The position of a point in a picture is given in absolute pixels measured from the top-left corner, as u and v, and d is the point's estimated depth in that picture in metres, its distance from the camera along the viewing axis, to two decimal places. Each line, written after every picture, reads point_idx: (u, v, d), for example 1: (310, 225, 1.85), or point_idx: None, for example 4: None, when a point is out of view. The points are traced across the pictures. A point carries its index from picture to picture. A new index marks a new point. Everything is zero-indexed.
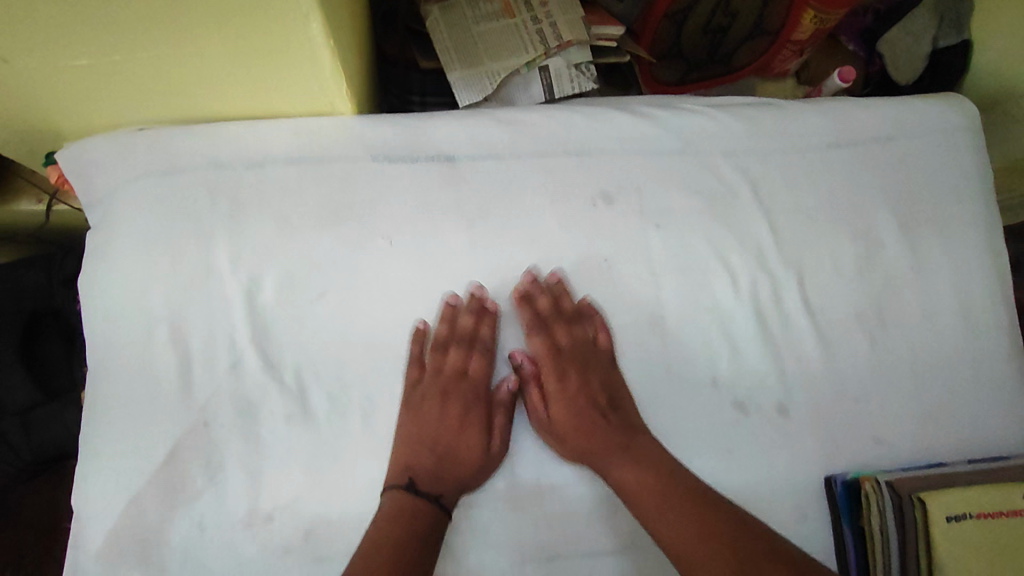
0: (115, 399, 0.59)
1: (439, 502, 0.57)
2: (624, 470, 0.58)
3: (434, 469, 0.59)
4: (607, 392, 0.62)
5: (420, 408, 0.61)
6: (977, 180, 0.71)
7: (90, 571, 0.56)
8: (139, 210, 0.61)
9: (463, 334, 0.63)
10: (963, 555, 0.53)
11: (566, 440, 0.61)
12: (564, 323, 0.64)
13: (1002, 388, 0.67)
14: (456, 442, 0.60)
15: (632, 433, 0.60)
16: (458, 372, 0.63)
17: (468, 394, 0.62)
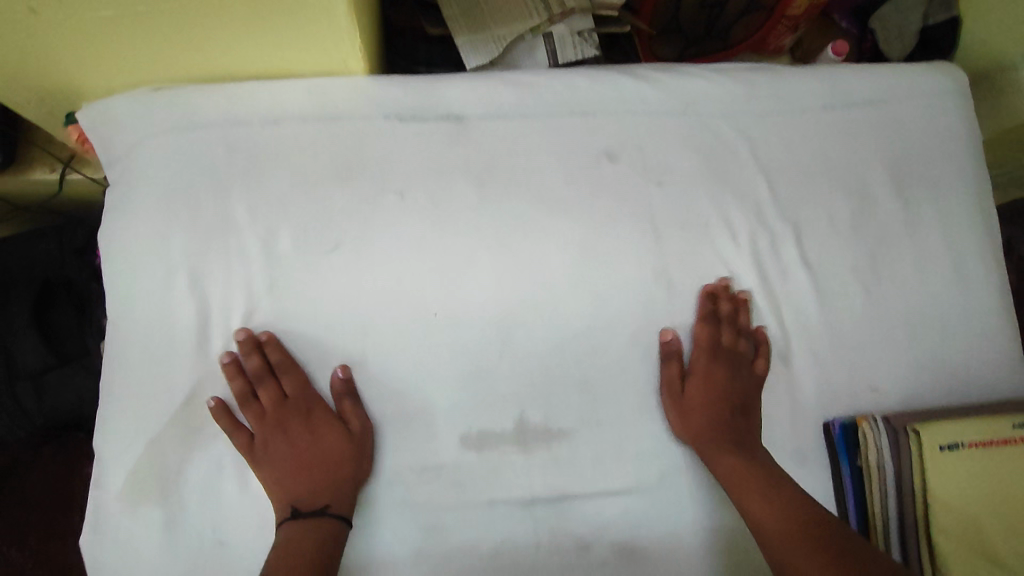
0: (131, 347, 0.60)
1: (327, 512, 0.58)
2: (731, 461, 0.61)
3: (315, 485, 0.59)
4: (742, 397, 0.66)
5: (264, 453, 0.60)
6: (969, 142, 0.74)
7: (114, 508, 0.58)
8: (159, 165, 0.63)
9: (255, 374, 0.60)
10: (956, 483, 0.54)
11: (693, 422, 0.64)
12: (736, 331, 0.67)
13: (989, 339, 0.70)
14: (323, 452, 0.60)
15: (750, 438, 0.64)
16: (274, 404, 0.61)
17: (294, 418, 0.62)
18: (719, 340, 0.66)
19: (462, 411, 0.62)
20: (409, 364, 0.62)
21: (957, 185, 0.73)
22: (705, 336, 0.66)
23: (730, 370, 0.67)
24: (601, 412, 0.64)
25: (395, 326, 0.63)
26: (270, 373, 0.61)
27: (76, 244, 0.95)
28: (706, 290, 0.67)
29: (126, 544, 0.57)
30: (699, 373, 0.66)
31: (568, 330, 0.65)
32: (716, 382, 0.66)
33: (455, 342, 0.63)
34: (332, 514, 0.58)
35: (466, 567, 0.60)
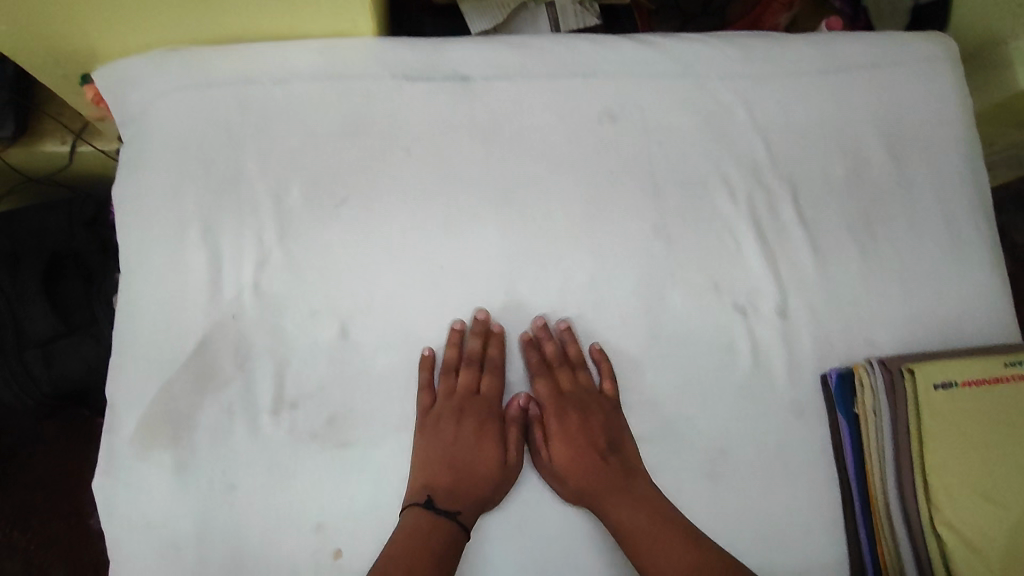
0: (146, 296, 0.62)
1: (458, 519, 0.58)
2: (621, 512, 0.60)
3: (454, 487, 0.59)
4: (607, 434, 0.63)
5: (433, 429, 0.61)
6: (959, 106, 0.76)
7: (125, 452, 0.59)
8: (172, 121, 0.65)
9: (473, 357, 0.64)
10: (949, 420, 0.55)
11: (568, 480, 0.62)
12: (572, 369, 0.65)
13: (980, 294, 0.72)
14: (473, 458, 0.61)
15: (631, 476, 0.62)
16: (470, 390, 0.64)
17: (481, 411, 0.63)
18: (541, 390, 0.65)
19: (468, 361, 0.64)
20: (417, 314, 0.64)
21: (947, 147, 0.75)
22: (545, 388, 0.65)
23: (580, 412, 0.64)
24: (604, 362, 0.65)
25: (405, 277, 0.64)
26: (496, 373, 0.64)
27: (85, 215, 0.96)
28: (528, 335, 0.65)
29: (137, 487, 0.58)
30: (556, 435, 0.63)
31: (572, 284, 0.66)
32: (581, 437, 0.63)
33: (462, 294, 0.65)
34: (462, 520, 0.58)
35: (480, 512, 0.61)
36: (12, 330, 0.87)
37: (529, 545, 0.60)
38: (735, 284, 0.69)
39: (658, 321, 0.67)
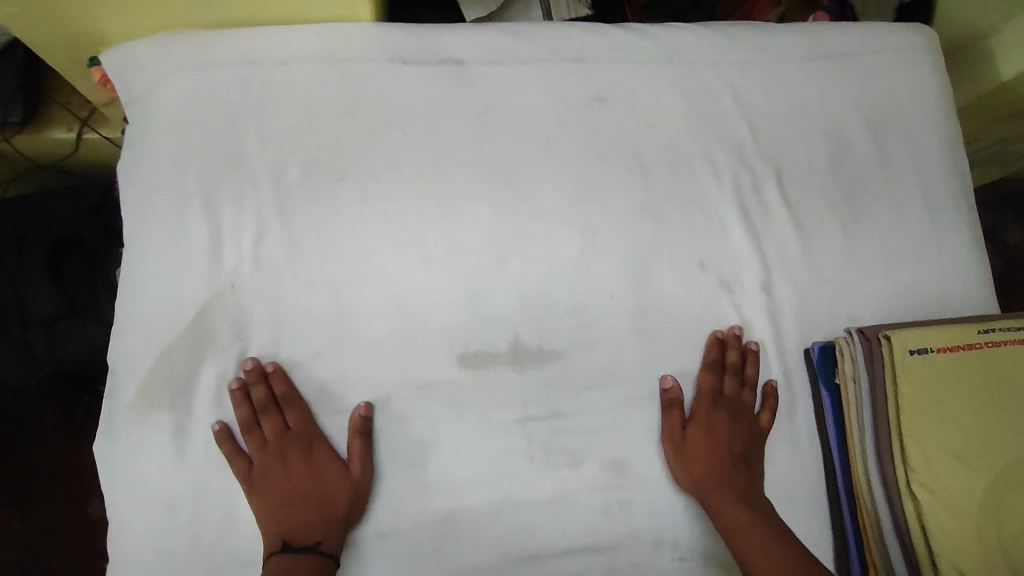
0: (147, 267, 0.64)
1: (320, 552, 0.58)
2: (735, 512, 0.61)
3: (306, 523, 0.59)
4: (745, 448, 0.65)
5: (263, 482, 0.60)
6: (938, 93, 0.79)
7: (126, 415, 0.61)
8: (175, 100, 0.67)
9: (261, 403, 0.61)
10: (925, 384, 0.57)
11: (692, 469, 0.63)
12: (742, 382, 0.67)
13: (960, 272, 0.74)
14: (320, 490, 0.61)
15: (752, 489, 0.63)
16: (278, 433, 0.62)
17: (298, 447, 0.62)
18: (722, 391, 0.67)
19: (459, 332, 0.65)
20: (410, 286, 0.65)
21: (927, 132, 0.78)
22: (708, 383, 0.67)
23: (733, 418, 0.66)
24: (592, 335, 0.67)
25: (398, 250, 0.66)
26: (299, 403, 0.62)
27: (90, 202, 0.99)
28: (715, 337, 0.68)
29: (136, 450, 0.60)
30: (700, 424, 0.65)
31: (561, 259, 0.68)
32: (717, 437, 0.65)
33: (455, 267, 0.66)
34: (321, 553, 0.58)
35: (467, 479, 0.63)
36: (16, 310, 0.89)
37: (513, 511, 0.63)
38: (720, 260, 0.71)
39: (645, 295, 0.69)
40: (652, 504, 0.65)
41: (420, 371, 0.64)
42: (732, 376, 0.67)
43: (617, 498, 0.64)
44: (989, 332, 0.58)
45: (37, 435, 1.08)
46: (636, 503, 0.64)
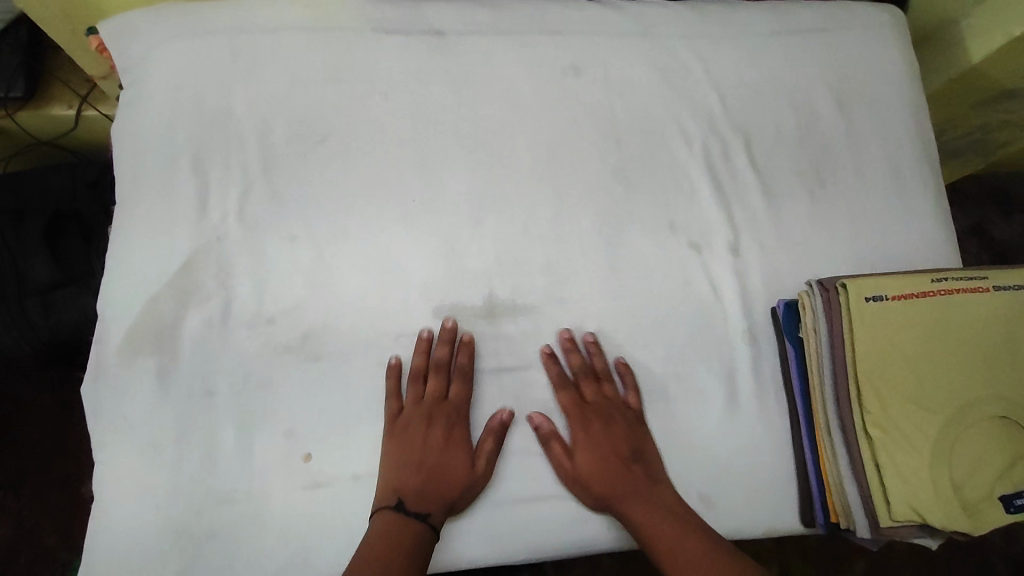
0: (137, 220, 0.66)
1: (428, 521, 0.59)
2: (647, 517, 0.61)
3: (423, 492, 0.61)
4: (631, 444, 0.65)
5: (405, 434, 0.63)
6: (904, 67, 0.82)
7: (112, 360, 0.63)
8: (166, 64, 0.70)
9: (440, 362, 0.65)
10: (879, 328, 0.60)
11: (591, 486, 0.63)
12: (595, 380, 0.67)
13: (924, 236, 0.76)
14: (441, 465, 0.62)
15: (654, 485, 0.63)
16: (437, 398, 0.65)
17: (452, 416, 0.64)
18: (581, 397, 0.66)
19: (436, 287, 0.68)
20: (389, 242, 0.68)
21: (894, 104, 0.81)
22: (564, 398, 0.66)
23: (609, 420, 0.65)
24: (564, 291, 0.70)
25: (379, 208, 0.69)
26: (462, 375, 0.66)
27: (88, 177, 1.02)
28: (544, 350, 0.68)
29: (122, 392, 0.62)
30: (579, 443, 0.64)
31: (536, 219, 0.71)
32: (602, 446, 0.64)
33: (434, 225, 0.69)
34: (430, 523, 0.59)
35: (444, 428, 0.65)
36: (14, 279, 0.92)
37: (488, 459, 0.64)
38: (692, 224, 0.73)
39: (617, 255, 0.71)
40: None
41: (397, 322, 0.67)
42: (566, 378, 0.67)
43: None
44: (941, 280, 0.61)
45: (31, 421, 1.11)
46: None
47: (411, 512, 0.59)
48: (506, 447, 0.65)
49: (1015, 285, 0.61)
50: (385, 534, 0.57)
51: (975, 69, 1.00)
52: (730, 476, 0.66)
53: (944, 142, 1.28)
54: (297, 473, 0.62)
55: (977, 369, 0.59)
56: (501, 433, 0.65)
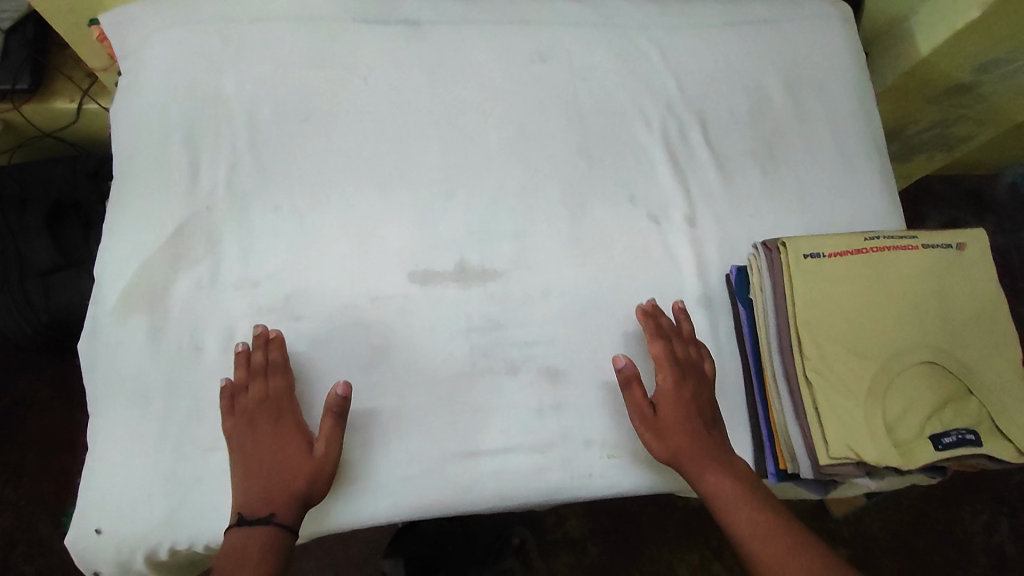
0: (133, 192, 0.72)
1: (272, 521, 0.59)
2: (718, 478, 0.63)
3: (263, 496, 0.60)
4: (710, 408, 0.68)
5: (240, 445, 0.62)
6: (850, 56, 0.89)
7: (107, 319, 0.68)
8: (162, 51, 0.76)
9: (257, 368, 0.65)
10: (815, 282, 0.65)
11: (666, 439, 0.65)
12: (686, 343, 0.70)
13: (869, 209, 0.83)
14: (281, 461, 0.62)
15: (727, 450, 0.66)
16: (262, 399, 0.64)
17: (279, 414, 0.64)
18: (674, 354, 0.69)
19: (409, 254, 0.73)
20: (367, 213, 0.73)
21: (841, 89, 0.87)
22: (660, 352, 0.68)
23: (697, 381, 0.68)
24: (530, 258, 0.75)
25: (358, 182, 0.74)
26: (279, 370, 0.65)
27: (88, 168, 1.05)
28: (642, 308, 0.71)
29: (115, 348, 0.67)
30: (665, 395, 0.66)
31: (504, 192, 0.76)
32: (684, 401, 0.66)
33: (408, 198, 0.74)
34: (275, 524, 0.59)
35: (417, 384, 0.69)
36: (15, 265, 0.98)
37: (460, 412, 0.69)
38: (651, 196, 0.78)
39: (581, 225, 0.76)
40: (583, 408, 0.70)
41: (374, 286, 0.71)
42: (667, 336, 0.70)
43: (552, 401, 0.70)
44: (873, 239, 0.67)
45: (36, 413, 1.20)
46: (570, 407, 0.70)
47: (254, 520, 0.59)
48: (474, 403, 0.69)
49: (941, 244, 0.67)
50: (230, 551, 0.58)
51: (924, 62, 1.06)
52: None
53: (907, 137, 1.34)
54: None
55: (907, 320, 0.64)
56: (338, 419, 0.63)
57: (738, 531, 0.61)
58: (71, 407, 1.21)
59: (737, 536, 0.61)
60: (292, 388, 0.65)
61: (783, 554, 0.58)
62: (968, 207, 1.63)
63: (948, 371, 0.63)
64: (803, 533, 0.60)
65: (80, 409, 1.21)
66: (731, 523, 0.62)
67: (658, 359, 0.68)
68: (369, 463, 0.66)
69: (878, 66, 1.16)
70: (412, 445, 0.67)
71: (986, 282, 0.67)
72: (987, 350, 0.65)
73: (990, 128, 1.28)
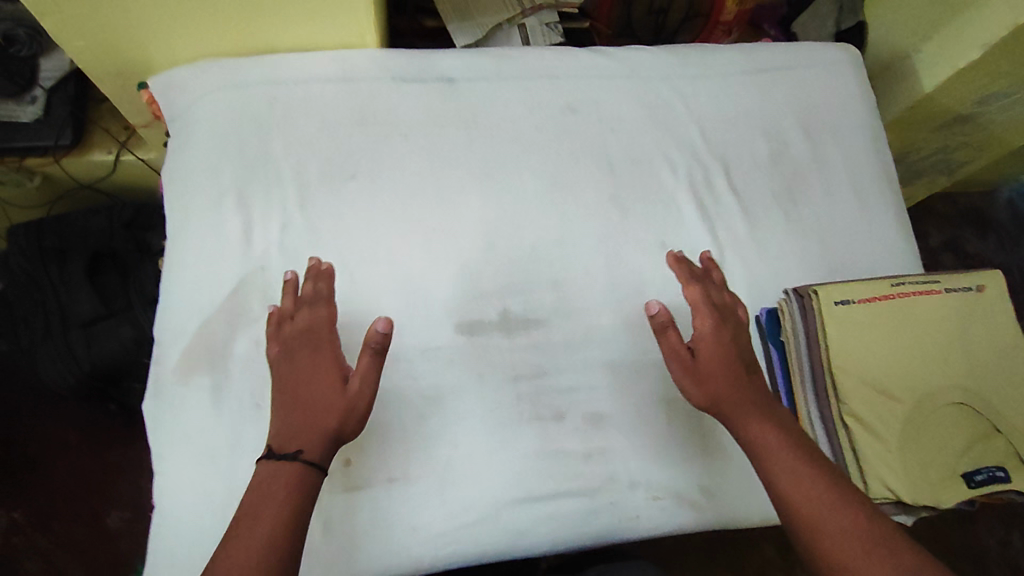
0: (189, 254, 0.75)
1: (298, 458, 0.59)
2: (757, 426, 0.63)
3: (296, 430, 0.61)
4: (747, 354, 0.68)
5: (281, 373, 0.64)
6: (861, 98, 0.94)
7: (170, 379, 0.71)
8: (211, 115, 0.79)
9: (305, 298, 0.68)
10: (847, 329, 0.69)
11: (707, 384, 0.65)
12: (719, 289, 0.71)
13: (887, 247, 0.87)
14: (316, 393, 0.63)
15: (767, 400, 0.66)
16: (304, 329, 0.66)
17: (319, 344, 0.65)
18: (710, 299, 0.69)
19: (454, 306, 0.76)
20: (413, 266, 0.76)
21: (854, 131, 0.92)
22: (696, 296, 0.69)
23: (735, 325, 0.68)
24: (569, 305, 0.78)
25: (403, 237, 0.77)
26: (321, 303, 0.68)
27: (124, 219, 1.09)
28: (673, 254, 0.74)
29: (180, 407, 0.70)
30: (705, 337, 0.66)
31: (542, 240, 0.80)
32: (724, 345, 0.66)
33: (452, 250, 0.78)
34: (302, 462, 0.59)
35: (468, 432, 0.72)
36: (58, 315, 1.02)
37: (509, 457, 0.72)
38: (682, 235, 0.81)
39: (617, 272, 0.80)
40: (626, 450, 0.74)
41: (424, 338, 0.74)
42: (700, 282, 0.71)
43: (596, 445, 0.74)
44: (899, 285, 0.70)
45: (64, 455, 1.22)
46: (613, 451, 0.74)
47: (283, 453, 0.59)
48: (523, 449, 0.73)
49: (964, 287, 0.71)
50: (259, 484, 0.58)
51: (929, 97, 1.11)
52: (727, 471, 0.75)
53: (910, 163, 1.39)
54: (339, 477, 0.69)
55: (935, 361, 0.68)
56: (374, 354, 0.63)
57: (771, 471, 0.61)
58: (99, 454, 1.22)
59: (770, 476, 0.61)
60: (332, 322, 0.67)
61: (824, 507, 0.58)
62: (968, 225, 1.68)
63: (974, 410, 0.68)
64: (846, 486, 0.59)
65: (108, 450, 1.23)
66: (772, 472, 0.61)
67: (696, 302, 0.69)
68: (428, 510, 0.70)
69: (883, 99, 1.20)
70: (468, 492, 0.71)
71: (1006, 322, 0.71)
72: (1010, 388, 0.69)
73: (989, 153, 1.33)
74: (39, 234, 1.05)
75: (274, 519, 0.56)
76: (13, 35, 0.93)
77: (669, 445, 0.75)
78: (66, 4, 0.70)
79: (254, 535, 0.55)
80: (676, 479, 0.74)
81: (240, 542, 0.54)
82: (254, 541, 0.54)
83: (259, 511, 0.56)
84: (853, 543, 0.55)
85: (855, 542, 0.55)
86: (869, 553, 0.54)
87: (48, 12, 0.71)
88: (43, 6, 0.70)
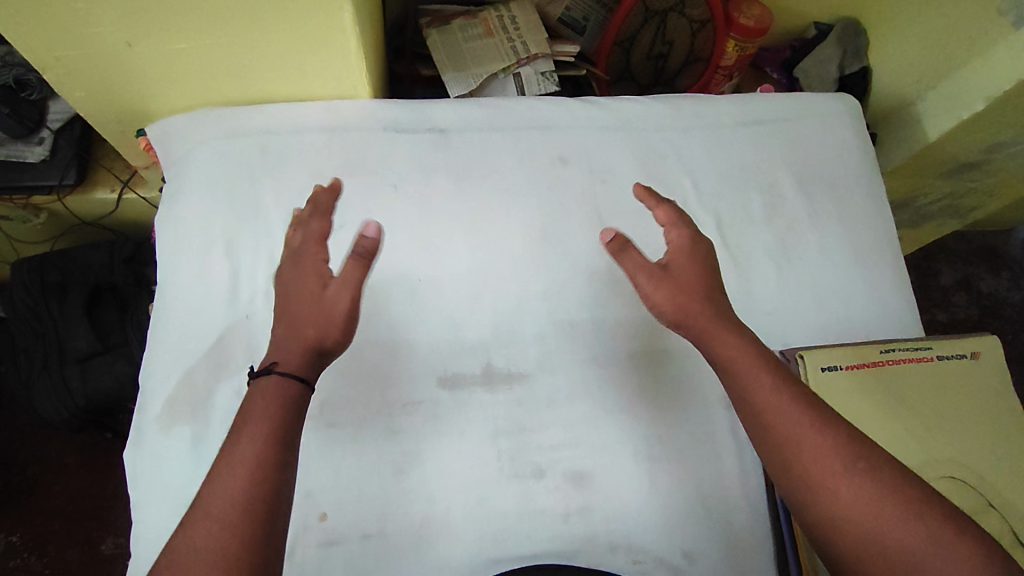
0: (178, 301, 0.76)
1: (271, 369, 0.56)
2: (734, 346, 0.60)
3: (274, 344, 0.58)
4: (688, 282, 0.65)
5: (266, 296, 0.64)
6: (861, 151, 0.94)
7: (151, 427, 0.71)
8: (205, 163, 0.80)
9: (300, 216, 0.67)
10: (836, 395, 0.68)
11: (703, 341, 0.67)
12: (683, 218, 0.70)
13: (884, 303, 0.85)
14: (286, 305, 0.59)
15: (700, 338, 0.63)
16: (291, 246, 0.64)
17: (298, 253, 0.63)
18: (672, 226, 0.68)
19: (438, 358, 0.75)
20: (398, 315, 0.77)
21: (852, 182, 0.91)
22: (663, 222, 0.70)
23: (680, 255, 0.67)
24: (555, 359, 0.77)
25: (388, 286, 0.78)
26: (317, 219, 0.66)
27: (125, 253, 1.11)
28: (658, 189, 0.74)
29: (159, 457, 0.70)
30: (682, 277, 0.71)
31: (528, 293, 0.79)
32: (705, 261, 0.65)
33: (437, 300, 0.78)
34: (276, 374, 0.55)
35: (447, 487, 0.71)
36: (55, 350, 1.03)
37: (487, 516, 0.70)
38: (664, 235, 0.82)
39: (605, 322, 0.79)
40: (609, 511, 0.72)
41: (405, 391, 0.74)
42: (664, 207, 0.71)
43: (577, 505, 0.72)
44: (888, 351, 0.71)
45: (62, 481, 1.22)
46: (596, 510, 0.72)
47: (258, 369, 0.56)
48: (504, 508, 0.71)
49: (957, 354, 0.72)
50: (231, 433, 0.53)
51: (934, 145, 1.09)
52: (716, 537, 0.73)
53: (918, 207, 1.35)
54: (313, 533, 0.68)
55: (927, 431, 0.68)
56: (360, 258, 0.60)
57: (762, 411, 0.57)
58: (98, 480, 1.23)
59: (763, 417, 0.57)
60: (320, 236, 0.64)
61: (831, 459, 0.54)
62: (982, 263, 1.63)
63: (968, 482, 0.67)
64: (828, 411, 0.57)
65: (107, 477, 1.23)
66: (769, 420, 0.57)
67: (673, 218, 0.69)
68: (405, 568, 0.68)
69: (886, 146, 1.18)
70: (444, 554, 0.69)
71: (1001, 392, 0.71)
72: (1002, 460, 0.68)
73: (1000, 198, 1.30)
74: (41, 269, 1.06)
75: (245, 472, 0.50)
76: (25, 79, 0.94)
77: (653, 508, 0.73)
78: (67, 59, 0.72)
79: (224, 493, 0.50)
80: (659, 544, 0.71)
81: (206, 508, 0.49)
82: (218, 506, 0.49)
83: (228, 467, 0.51)
84: (839, 478, 0.53)
85: (835, 469, 0.54)
86: (850, 477, 0.53)
87: (50, 66, 0.73)
88: (45, 61, 0.72)
